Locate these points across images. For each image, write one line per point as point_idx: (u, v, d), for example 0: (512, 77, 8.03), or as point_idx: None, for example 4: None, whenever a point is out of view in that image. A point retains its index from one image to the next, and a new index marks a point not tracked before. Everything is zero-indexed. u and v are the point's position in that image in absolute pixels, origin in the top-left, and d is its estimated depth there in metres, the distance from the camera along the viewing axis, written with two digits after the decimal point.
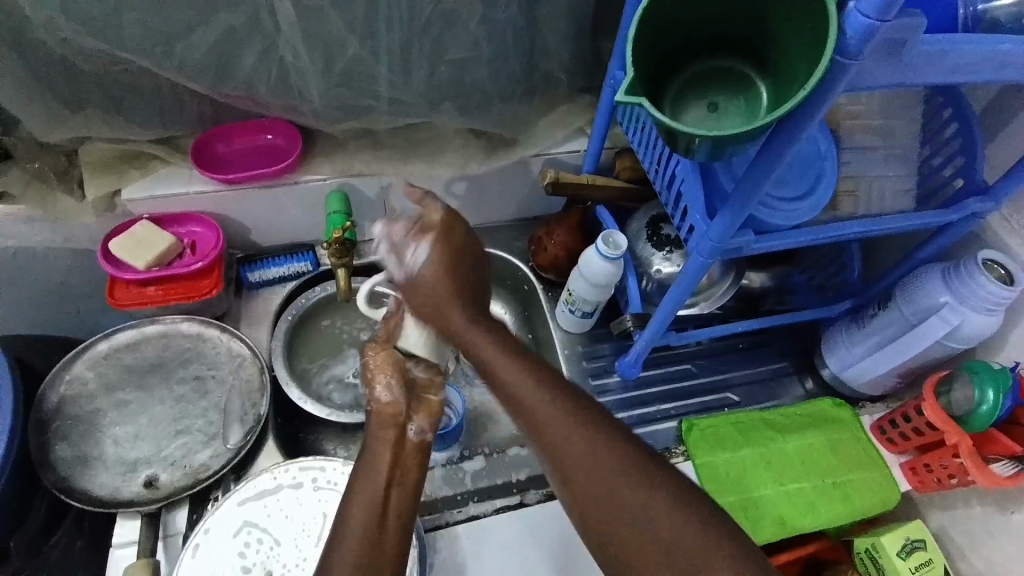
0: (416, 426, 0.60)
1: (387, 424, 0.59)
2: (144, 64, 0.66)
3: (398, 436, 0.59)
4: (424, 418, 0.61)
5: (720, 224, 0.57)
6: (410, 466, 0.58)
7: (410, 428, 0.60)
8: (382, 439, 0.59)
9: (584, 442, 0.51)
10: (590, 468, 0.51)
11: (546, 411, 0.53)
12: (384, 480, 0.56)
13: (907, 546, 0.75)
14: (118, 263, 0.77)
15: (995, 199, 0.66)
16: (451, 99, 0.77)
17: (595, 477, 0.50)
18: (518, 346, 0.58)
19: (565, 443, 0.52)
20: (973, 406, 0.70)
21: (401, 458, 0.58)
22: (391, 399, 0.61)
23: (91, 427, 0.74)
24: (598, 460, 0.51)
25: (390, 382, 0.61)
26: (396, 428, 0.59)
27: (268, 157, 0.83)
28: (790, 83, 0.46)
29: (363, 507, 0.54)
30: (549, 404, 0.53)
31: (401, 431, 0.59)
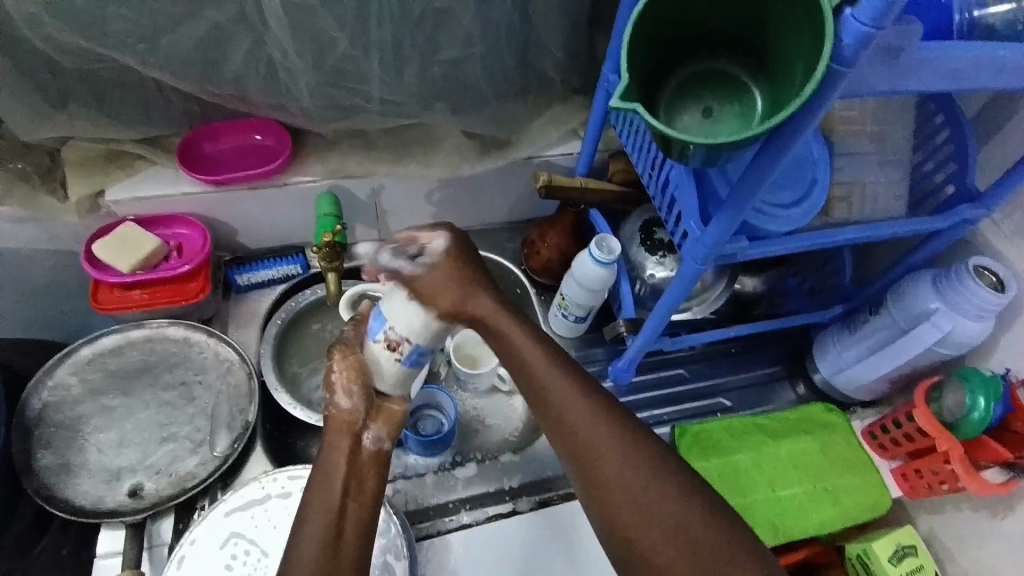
0: (373, 435, 0.59)
1: (346, 432, 0.58)
2: (128, 60, 0.64)
3: (354, 443, 0.58)
4: (383, 426, 0.60)
5: (714, 230, 0.57)
6: (369, 472, 0.57)
7: (365, 436, 0.58)
8: (338, 447, 0.58)
9: (613, 445, 0.53)
10: (616, 472, 0.52)
11: (580, 414, 0.54)
12: (342, 492, 0.55)
13: (897, 553, 0.75)
14: (102, 266, 0.75)
15: (986, 206, 0.66)
16: (444, 99, 0.76)
17: (622, 480, 0.52)
18: (545, 338, 0.59)
19: (598, 447, 0.53)
20: (966, 412, 0.70)
21: (357, 468, 0.57)
22: (352, 408, 0.59)
23: (74, 435, 0.72)
24: (625, 465, 0.52)
25: (344, 387, 0.60)
26: (351, 436, 0.58)
27: (257, 156, 0.81)
28: (786, 89, 0.46)
29: (322, 517, 0.53)
30: (583, 409, 0.54)
31: (355, 441, 0.58)
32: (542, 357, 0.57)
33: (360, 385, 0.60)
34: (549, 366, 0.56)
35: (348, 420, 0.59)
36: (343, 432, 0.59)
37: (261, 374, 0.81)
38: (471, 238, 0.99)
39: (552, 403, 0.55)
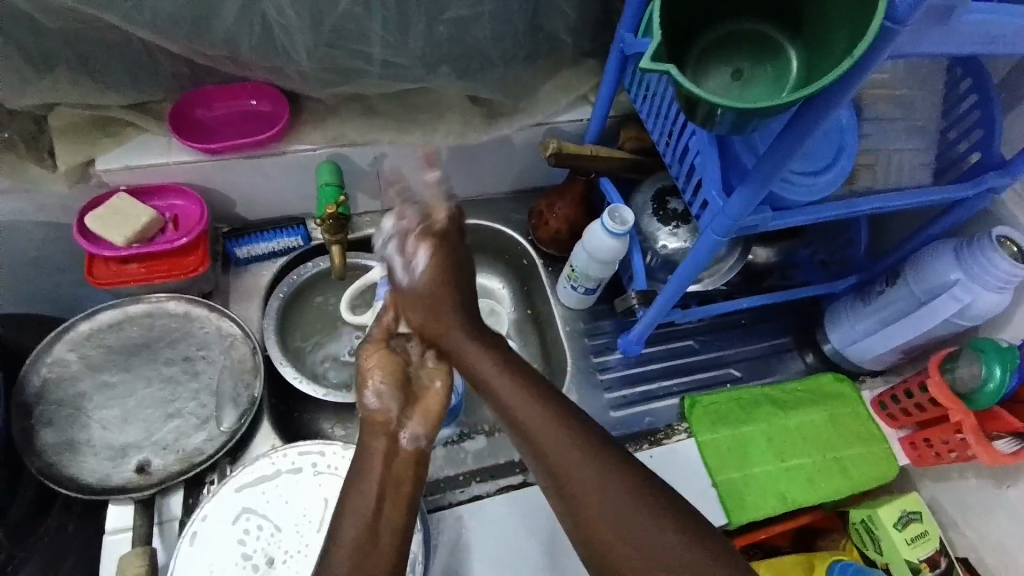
0: (410, 432, 0.60)
1: (382, 435, 0.59)
2: (116, 21, 0.60)
3: (390, 449, 0.59)
4: (419, 425, 0.60)
5: (737, 201, 0.54)
6: (401, 482, 0.58)
7: (403, 436, 0.59)
8: (375, 449, 0.59)
9: (597, 472, 0.52)
10: (604, 502, 0.50)
11: (558, 440, 0.54)
12: (380, 496, 0.56)
13: (903, 519, 0.76)
14: (95, 238, 0.72)
15: (1012, 174, 0.63)
16: (449, 63, 0.72)
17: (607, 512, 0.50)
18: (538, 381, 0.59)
19: (577, 477, 0.52)
20: (980, 383, 0.69)
21: (392, 467, 0.58)
22: (383, 408, 0.60)
23: (76, 411, 0.71)
24: (611, 491, 0.50)
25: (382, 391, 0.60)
26: (386, 435, 0.59)
27: (252, 123, 0.77)
28: (829, 52, 0.43)
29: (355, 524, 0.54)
30: (562, 434, 0.54)
31: (393, 442, 0.59)
32: (518, 390, 0.58)
33: (393, 389, 0.61)
34: (524, 398, 0.57)
35: (383, 424, 0.60)
36: (377, 436, 0.59)
37: (264, 349, 0.79)
38: (476, 208, 0.96)
39: (531, 435, 0.55)
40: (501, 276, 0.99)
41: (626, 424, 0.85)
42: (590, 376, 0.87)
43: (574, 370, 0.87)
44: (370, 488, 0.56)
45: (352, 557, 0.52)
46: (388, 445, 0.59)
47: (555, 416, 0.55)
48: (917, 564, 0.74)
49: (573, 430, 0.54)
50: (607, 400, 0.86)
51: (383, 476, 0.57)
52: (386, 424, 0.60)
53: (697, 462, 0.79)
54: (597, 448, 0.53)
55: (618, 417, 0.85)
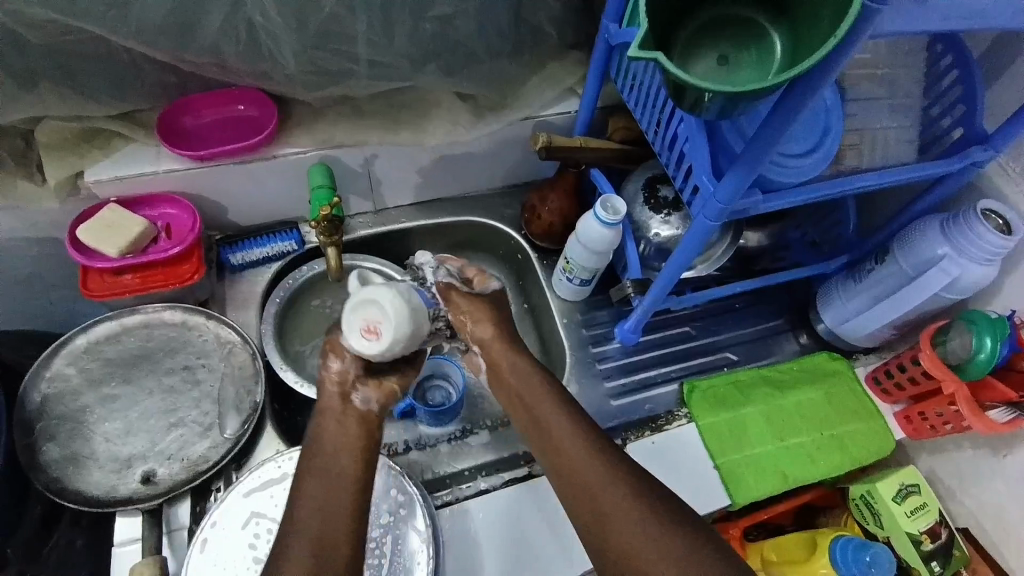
0: (363, 394, 0.64)
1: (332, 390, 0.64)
2: (99, 31, 0.60)
3: (342, 407, 0.63)
4: (372, 391, 0.65)
5: (728, 185, 0.55)
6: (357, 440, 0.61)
7: (354, 397, 0.64)
8: (329, 409, 0.63)
9: (604, 478, 0.59)
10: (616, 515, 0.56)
11: (575, 453, 0.61)
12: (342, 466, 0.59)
13: (902, 492, 0.77)
14: (88, 251, 0.72)
15: (995, 148, 0.65)
16: (436, 60, 0.73)
17: (621, 518, 0.56)
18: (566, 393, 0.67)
19: (595, 485, 0.58)
20: (972, 354, 0.71)
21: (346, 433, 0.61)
22: (347, 368, 0.64)
23: (79, 425, 0.70)
24: (617, 501, 0.57)
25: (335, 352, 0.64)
26: (341, 396, 0.63)
27: (240, 129, 0.77)
28: (812, 34, 0.44)
29: (314, 494, 0.57)
30: (584, 447, 0.61)
31: (346, 401, 0.63)
32: (546, 404, 0.66)
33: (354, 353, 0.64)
34: (552, 408, 0.65)
35: (338, 385, 0.64)
36: (332, 399, 0.63)
37: (264, 355, 0.79)
38: (468, 205, 0.96)
39: (554, 446, 0.63)
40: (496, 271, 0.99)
41: (626, 412, 0.86)
42: (589, 367, 0.88)
43: (573, 360, 0.88)
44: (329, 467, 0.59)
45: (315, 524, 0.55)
46: (346, 414, 0.63)
47: (579, 429, 0.63)
48: (918, 536, 0.75)
49: (596, 446, 0.61)
50: (606, 389, 0.87)
51: (345, 452, 0.60)
52: (338, 382, 0.64)
53: (698, 444, 0.80)
54: (611, 460, 0.60)
55: (617, 406, 0.86)
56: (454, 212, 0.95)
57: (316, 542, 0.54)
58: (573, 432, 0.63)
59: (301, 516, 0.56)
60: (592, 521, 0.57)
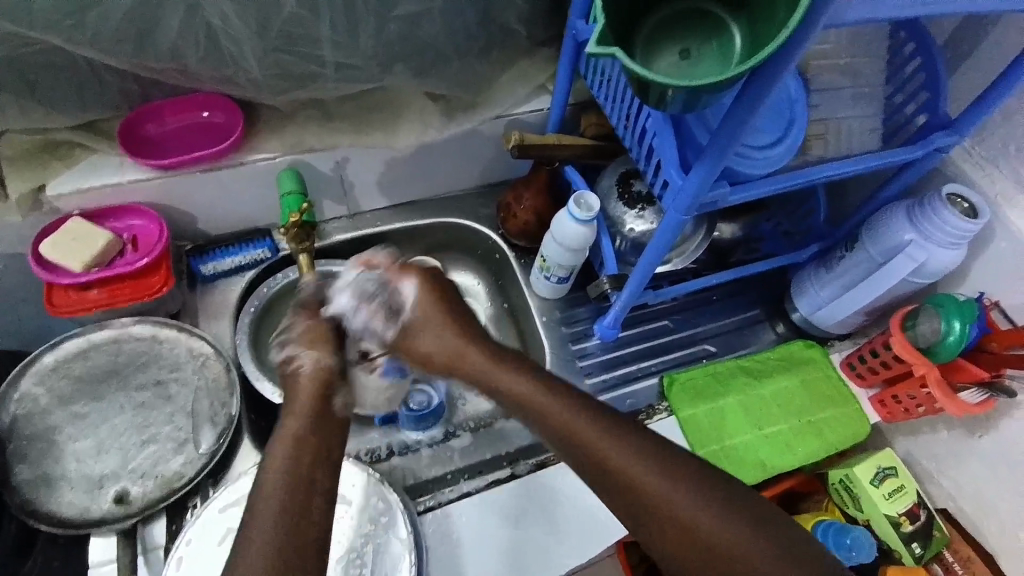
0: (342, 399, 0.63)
1: (308, 384, 0.62)
2: (57, 42, 0.59)
3: (321, 408, 0.60)
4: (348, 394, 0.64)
5: (696, 177, 0.55)
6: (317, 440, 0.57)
7: (336, 400, 0.62)
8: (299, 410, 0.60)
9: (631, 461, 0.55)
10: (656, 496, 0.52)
11: (586, 434, 0.57)
12: (308, 468, 0.55)
13: (879, 475, 0.79)
14: (52, 266, 0.70)
15: (959, 132, 0.66)
16: (405, 61, 0.72)
17: (652, 491, 0.53)
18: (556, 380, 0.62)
19: (618, 465, 0.55)
20: (941, 337, 0.72)
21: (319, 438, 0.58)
22: (323, 363, 0.64)
23: (49, 446, 0.69)
24: (647, 480, 0.53)
25: (314, 347, 0.65)
26: (319, 398, 0.61)
27: (206, 136, 0.76)
28: (769, 26, 0.44)
29: (278, 484, 0.52)
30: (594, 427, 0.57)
31: (325, 402, 0.61)
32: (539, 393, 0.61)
33: (325, 353, 0.65)
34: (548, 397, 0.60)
35: (320, 376, 0.63)
36: (303, 399, 0.61)
37: (239, 366, 0.78)
38: (444, 205, 0.95)
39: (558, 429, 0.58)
40: (474, 271, 0.99)
41: None
42: (569, 364, 0.88)
43: (554, 358, 0.89)
44: (299, 456, 0.55)
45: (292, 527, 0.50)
46: (306, 412, 0.60)
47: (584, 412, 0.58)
48: (896, 518, 0.77)
49: (605, 424, 0.57)
50: (588, 386, 0.87)
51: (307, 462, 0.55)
52: (315, 376, 0.63)
53: (679, 437, 0.81)
54: (626, 437, 0.56)
55: None
56: (430, 213, 0.94)
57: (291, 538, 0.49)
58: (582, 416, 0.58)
59: (263, 510, 0.51)
60: (628, 502, 0.54)
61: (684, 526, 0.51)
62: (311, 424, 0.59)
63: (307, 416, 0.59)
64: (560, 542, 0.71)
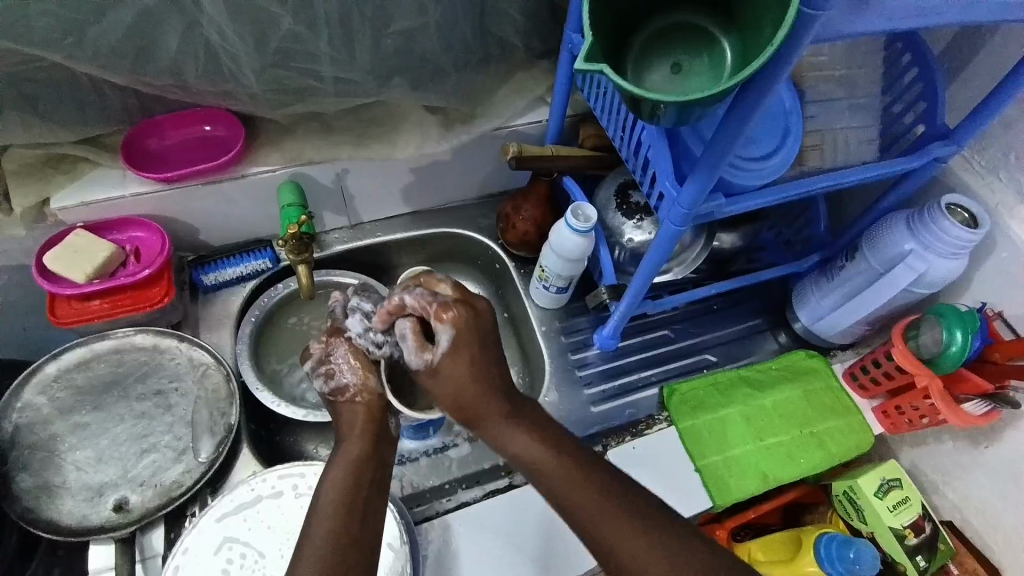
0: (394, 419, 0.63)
1: (364, 416, 0.61)
2: (59, 59, 0.60)
3: (380, 433, 0.61)
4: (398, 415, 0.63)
5: (690, 189, 0.55)
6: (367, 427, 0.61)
7: (390, 421, 0.63)
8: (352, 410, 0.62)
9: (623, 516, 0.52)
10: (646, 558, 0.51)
11: (567, 476, 0.55)
12: (361, 502, 0.55)
13: (883, 487, 0.77)
14: (56, 278, 0.71)
15: (957, 142, 0.65)
16: (402, 75, 0.73)
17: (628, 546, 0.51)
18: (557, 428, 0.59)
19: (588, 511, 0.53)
20: (943, 348, 0.71)
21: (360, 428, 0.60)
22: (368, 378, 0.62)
23: (50, 454, 0.69)
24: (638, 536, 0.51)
25: (363, 377, 0.62)
26: (363, 406, 0.61)
27: (207, 149, 0.77)
28: (758, 40, 0.45)
29: (330, 517, 0.53)
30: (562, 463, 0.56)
31: (383, 427, 0.62)
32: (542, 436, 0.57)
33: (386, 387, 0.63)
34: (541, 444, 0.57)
35: (377, 403, 0.62)
36: (364, 425, 0.61)
37: (239, 375, 0.79)
38: (444, 216, 0.96)
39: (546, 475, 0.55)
40: (474, 281, 1.00)
41: (608, 418, 0.85)
42: (570, 374, 0.88)
43: (553, 368, 0.88)
44: (361, 458, 0.58)
45: (330, 522, 0.52)
46: (365, 439, 0.59)
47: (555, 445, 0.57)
48: (901, 530, 0.75)
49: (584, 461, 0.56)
50: (588, 396, 0.87)
51: (364, 492, 0.55)
52: (369, 401, 0.62)
53: (679, 448, 0.80)
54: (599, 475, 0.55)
55: (599, 412, 0.86)
56: (431, 223, 0.95)
57: (332, 537, 0.52)
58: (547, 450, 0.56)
59: (314, 544, 0.51)
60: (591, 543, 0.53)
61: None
62: (370, 449, 0.59)
63: (369, 440, 0.59)
64: (556, 554, 0.70)
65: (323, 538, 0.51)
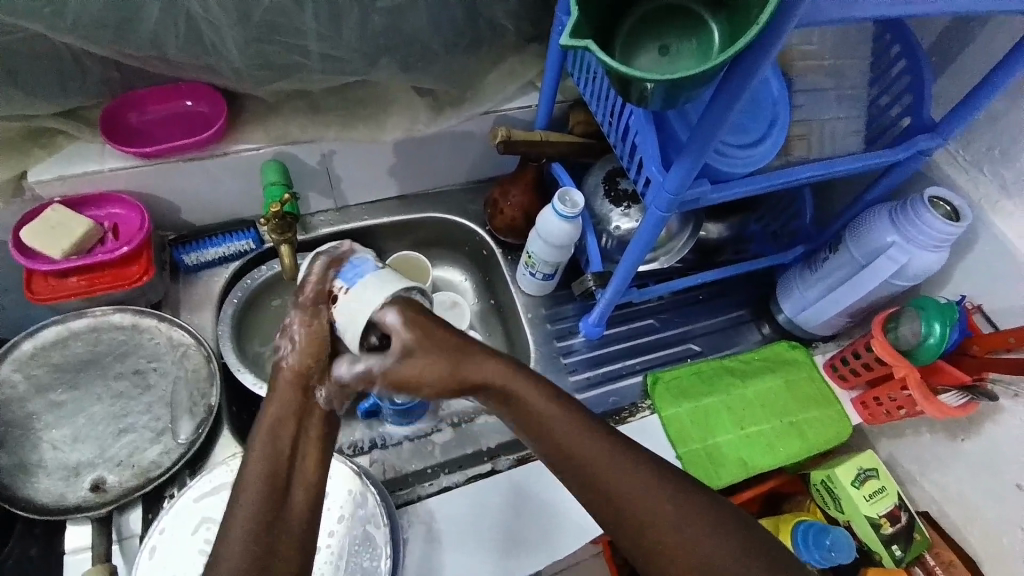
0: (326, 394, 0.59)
1: (290, 380, 0.58)
2: (37, 28, 0.58)
3: (305, 402, 0.58)
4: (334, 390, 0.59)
5: (677, 174, 0.55)
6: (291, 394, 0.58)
7: (317, 393, 0.59)
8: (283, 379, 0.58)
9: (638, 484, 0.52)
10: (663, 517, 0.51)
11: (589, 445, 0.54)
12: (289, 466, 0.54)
13: (861, 477, 0.78)
14: (34, 255, 0.70)
15: (942, 135, 0.66)
16: (391, 54, 0.72)
17: (633, 491, 0.52)
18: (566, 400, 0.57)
19: (594, 468, 0.53)
20: (922, 340, 0.72)
21: (285, 396, 0.57)
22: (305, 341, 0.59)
23: (26, 432, 0.68)
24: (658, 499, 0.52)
25: (303, 346, 0.59)
26: (301, 387, 0.58)
27: (189, 126, 0.75)
28: (746, 22, 0.44)
29: (258, 495, 0.52)
30: (572, 430, 0.55)
31: (308, 397, 0.58)
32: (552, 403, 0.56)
33: (317, 360, 0.59)
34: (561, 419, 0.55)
35: (306, 373, 0.59)
36: (291, 390, 0.58)
37: (221, 356, 0.78)
38: (432, 202, 0.95)
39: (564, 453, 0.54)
40: (461, 267, 0.99)
41: (592, 405, 0.86)
42: (555, 361, 0.88)
43: (539, 355, 0.88)
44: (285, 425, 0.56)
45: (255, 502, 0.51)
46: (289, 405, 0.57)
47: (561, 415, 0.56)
48: (877, 519, 0.77)
49: (590, 431, 0.55)
50: (572, 383, 0.87)
51: (289, 457, 0.55)
52: (299, 371, 0.58)
53: (660, 436, 0.81)
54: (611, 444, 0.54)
55: (583, 398, 0.86)
56: (419, 208, 0.94)
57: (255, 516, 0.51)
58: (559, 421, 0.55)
59: (246, 501, 0.52)
60: (595, 498, 0.53)
61: (654, 536, 0.51)
62: (292, 412, 0.57)
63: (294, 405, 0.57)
64: (538, 541, 0.71)
65: (250, 515, 0.51)
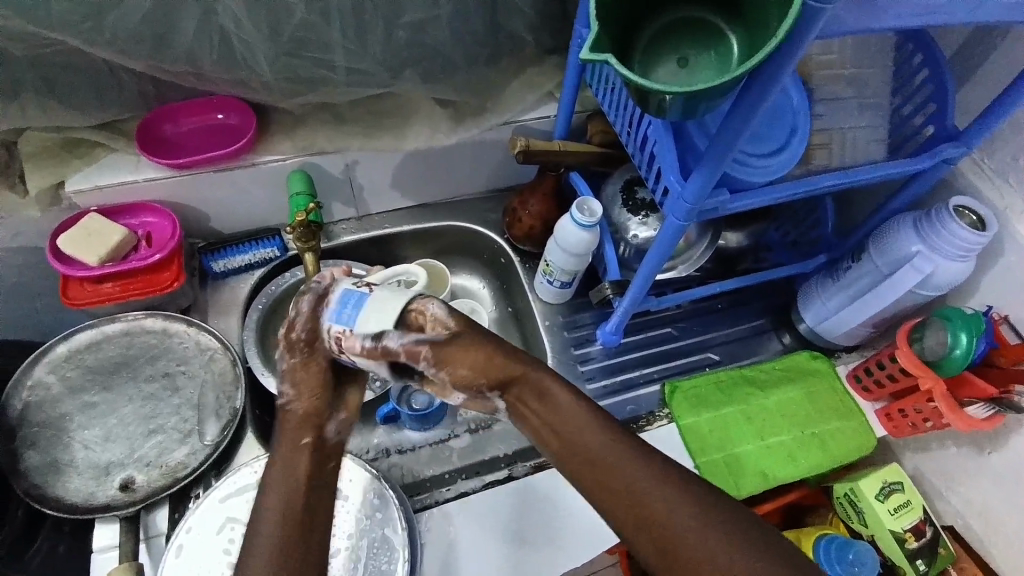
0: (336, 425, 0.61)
1: (297, 419, 0.60)
2: (78, 43, 0.61)
3: (316, 440, 0.59)
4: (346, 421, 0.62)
5: (695, 184, 0.55)
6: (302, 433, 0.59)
7: (328, 428, 0.60)
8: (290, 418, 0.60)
9: (662, 490, 0.49)
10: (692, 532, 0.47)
11: (615, 456, 0.51)
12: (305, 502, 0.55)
13: (885, 490, 0.77)
14: (69, 260, 0.73)
15: (966, 144, 0.65)
16: (412, 66, 0.74)
17: (646, 492, 0.49)
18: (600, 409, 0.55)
19: (623, 477, 0.50)
20: (947, 351, 0.71)
21: (296, 436, 0.58)
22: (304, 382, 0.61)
23: (59, 433, 0.71)
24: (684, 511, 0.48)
25: (306, 388, 0.61)
26: (314, 428, 0.59)
27: (220, 137, 0.78)
28: (765, 34, 0.45)
29: (272, 526, 0.52)
30: (599, 436, 0.53)
31: (317, 432, 0.59)
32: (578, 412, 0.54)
33: (320, 400, 0.61)
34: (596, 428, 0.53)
35: (313, 410, 0.60)
36: (296, 428, 0.59)
37: (246, 360, 0.80)
38: (452, 210, 0.97)
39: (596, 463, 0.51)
40: (480, 275, 1.01)
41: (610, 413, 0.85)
42: (573, 368, 0.89)
43: (557, 363, 0.89)
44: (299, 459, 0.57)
45: (277, 536, 0.52)
46: (295, 445, 0.58)
47: (588, 414, 0.54)
48: (902, 534, 0.75)
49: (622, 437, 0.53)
50: (589, 391, 0.87)
51: (305, 483, 0.56)
52: (307, 410, 0.60)
53: (679, 445, 0.81)
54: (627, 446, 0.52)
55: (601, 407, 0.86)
56: (439, 216, 0.96)
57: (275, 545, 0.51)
58: (574, 409, 0.54)
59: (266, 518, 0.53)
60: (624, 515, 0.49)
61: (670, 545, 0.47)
62: (304, 452, 0.58)
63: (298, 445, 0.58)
64: (555, 550, 0.71)
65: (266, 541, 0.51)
